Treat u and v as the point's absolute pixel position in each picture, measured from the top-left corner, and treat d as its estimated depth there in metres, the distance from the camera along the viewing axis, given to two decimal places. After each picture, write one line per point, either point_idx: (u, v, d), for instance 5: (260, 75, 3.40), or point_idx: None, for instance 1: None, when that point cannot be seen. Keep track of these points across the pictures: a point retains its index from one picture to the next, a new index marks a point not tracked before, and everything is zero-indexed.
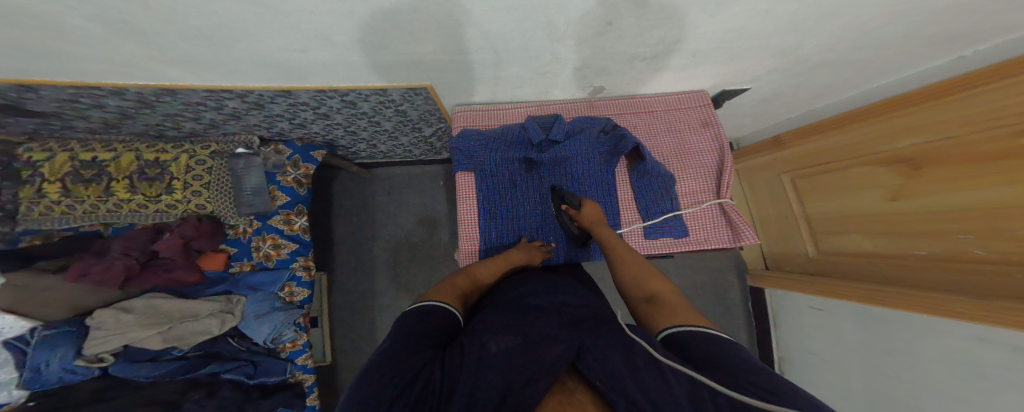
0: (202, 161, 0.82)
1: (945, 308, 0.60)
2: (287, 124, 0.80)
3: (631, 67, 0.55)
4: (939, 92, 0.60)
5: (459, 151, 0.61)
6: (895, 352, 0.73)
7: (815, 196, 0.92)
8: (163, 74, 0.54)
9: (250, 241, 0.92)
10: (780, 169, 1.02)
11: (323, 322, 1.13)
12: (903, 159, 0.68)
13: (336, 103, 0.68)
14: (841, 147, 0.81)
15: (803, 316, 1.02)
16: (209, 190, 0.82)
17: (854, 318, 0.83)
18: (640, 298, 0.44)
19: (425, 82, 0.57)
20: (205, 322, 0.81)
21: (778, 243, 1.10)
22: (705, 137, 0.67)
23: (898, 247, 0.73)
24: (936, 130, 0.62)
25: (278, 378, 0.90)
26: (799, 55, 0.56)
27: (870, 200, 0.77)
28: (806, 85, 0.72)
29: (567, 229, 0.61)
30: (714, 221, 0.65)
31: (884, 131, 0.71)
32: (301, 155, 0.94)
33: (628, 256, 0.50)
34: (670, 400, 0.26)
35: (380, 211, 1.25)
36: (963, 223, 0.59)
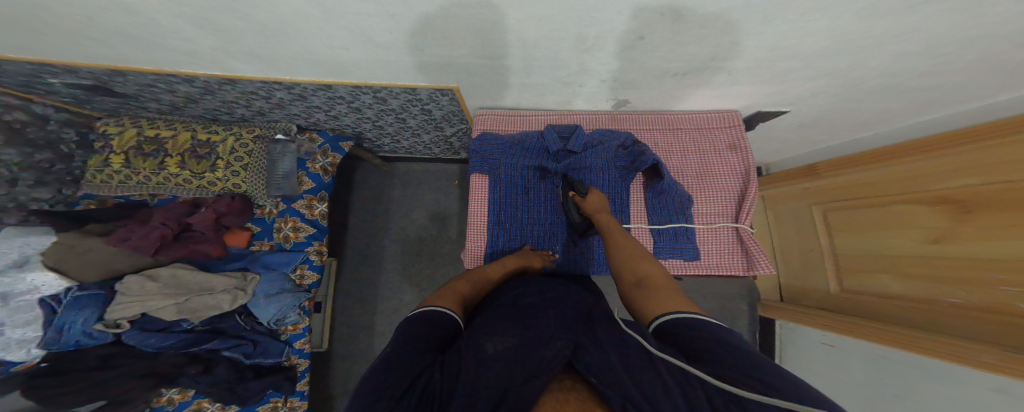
0: (245, 145, 0.88)
1: (968, 356, 0.56)
2: (324, 115, 0.86)
3: (660, 82, 0.55)
4: (991, 132, 0.56)
5: (476, 153, 0.64)
6: (899, 393, 0.69)
7: (846, 234, 0.86)
8: (227, 66, 0.60)
9: (273, 221, 0.97)
10: (812, 200, 0.96)
11: (325, 308, 1.12)
12: (950, 200, 0.63)
13: (369, 99, 0.72)
14: (884, 181, 0.76)
15: (814, 354, 0.95)
16: (247, 170, 0.88)
17: (866, 359, 0.78)
18: (631, 282, 0.43)
19: (452, 84, 0.60)
20: (218, 298, 0.84)
21: (799, 277, 1.03)
22: (729, 159, 0.65)
23: (934, 292, 0.67)
24: (989, 172, 0.57)
25: (274, 360, 0.91)
26: (856, 79, 0.55)
27: (908, 242, 0.71)
28: (843, 112, 0.70)
29: (570, 215, 0.60)
30: (728, 248, 0.63)
31: (935, 171, 0.66)
32: (331, 145, 0.99)
33: (623, 239, 0.49)
34: (666, 393, 0.25)
35: (396, 205, 1.28)
36: (1007, 274, 0.54)
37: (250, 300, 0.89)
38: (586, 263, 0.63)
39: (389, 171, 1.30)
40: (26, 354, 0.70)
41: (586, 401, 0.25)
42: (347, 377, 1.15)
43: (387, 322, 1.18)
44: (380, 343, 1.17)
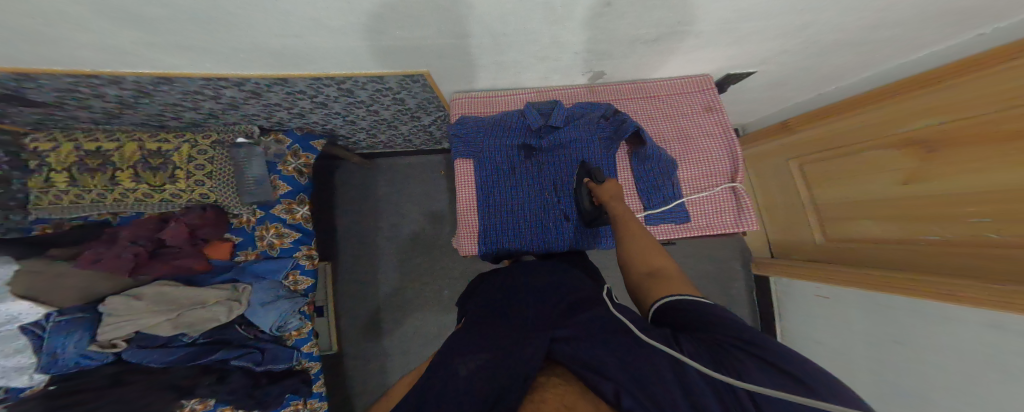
0: (203, 150, 0.81)
1: (966, 297, 0.59)
2: (286, 113, 0.80)
3: (632, 50, 0.53)
4: (972, 66, 0.57)
5: (457, 138, 0.62)
6: (901, 340, 0.72)
7: (823, 183, 0.91)
8: (155, 59, 0.51)
9: (254, 230, 0.93)
10: (789, 154, 0.99)
11: (328, 311, 1.16)
12: (918, 143, 0.67)
13: (333, 91, 0.67)
14: (854, 130, 0.80)
15: (805, 305, 1.00)
16: (212, 179, 0.81)
17: (858, 306, 0.82)
18: (641, 271, 0.43)
19: (422, 69, 0.56)
20: (213, 310, 0.82)
21: (784, 232, 1.08)
22: (708, 121, 0.65)
23: (909, 233, 0.72)
24: (951, 109, 0.61)
25: (285, 365, 0.92)
26: (810, 36, 0.54)
27: (882, 185, 0.75)
28: (813, 67, 0.69)
29: (581, 202, 0.60)
30: (722, 207, 0.64)
31: (906, 114, 0.69)
32: (300, 145, 0.95)
33: (637, 230, 0.48)
34: (658, 379, 0.24)
35: (382, 201, 1.26)
36: (980, 206, 0.58)
37: (247, 310, 0.88)
38: (581, 238, 0.62)
39: (371, 168, 1.27)
40: (28, 380, 0.67)
41: (574, 399, 0.25)
42: (363, 373, 1.17)
43: (392, 316, 1.20)
44: (389, 338, 1.18)
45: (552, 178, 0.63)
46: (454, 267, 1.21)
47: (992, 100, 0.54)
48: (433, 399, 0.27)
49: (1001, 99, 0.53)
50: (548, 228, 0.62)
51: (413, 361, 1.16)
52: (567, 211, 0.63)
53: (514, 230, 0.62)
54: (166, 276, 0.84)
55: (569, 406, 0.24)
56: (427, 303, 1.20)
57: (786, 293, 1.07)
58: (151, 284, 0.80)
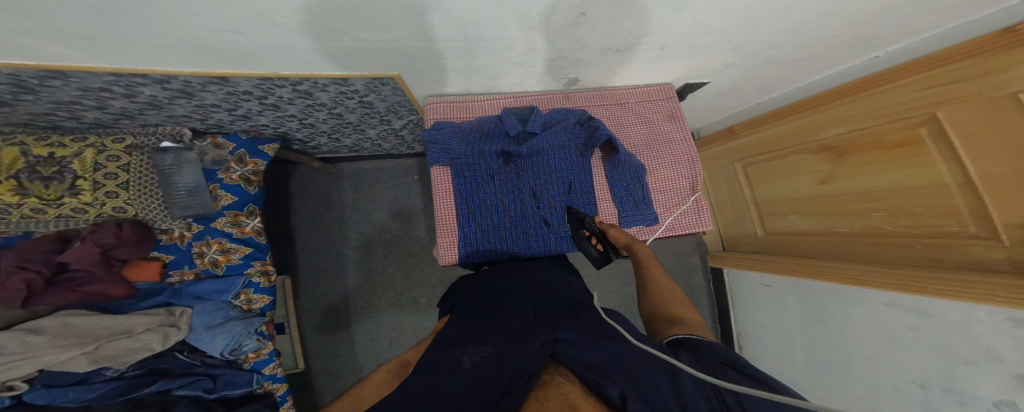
0: (115, 157, 0.67)
1: (863, 279, 0.71)
2: (227, 115, 0.71)
3: (603, 58, 0.55)
4: (868, 87, 0.68)
5: (433, 144, 0.60)
6: (824, 319, 0.85)
7: (761, 182, 1.02)
8: (34, 50, 0.40)
9: (189, 246, 0.80)
10: (734, 156, 1.10)
11: (291, 328, 1.08)
12: (831, 149, 0.78)
13: (286, 93, 0.61)
14: (782, 137, 0.90)
15: (752, 292, 1.13)
16: (128, 190, 0.68)
17: (793, 294, 0.95)
18: (661, 322, 0.43)
19: (392, 72, 0.54)
20: (144, 339, 0.73)
21: (732, 226, 1.21)
22: (673, 128, 0.70)
23: (824, 227, 0.84)
24: (858, 119, 0.71)
25: (243, 390, 0.84)
26: (756, 51, 0.60)
27: (805, 185, 0.87)
28: (755, 79, 0.77)
29: (588, 251, 0.61)
30: (687, 209, 0.69)
31: (819, 124, 0.79)
32: (246, 149, 0.84)
33: (662, 279, 0.50)
34: (656, 389, 0.26)
35: (348, 209, 1.19)
36: (877, 204, 0.70)
37: (189, 334, 0.80)
38: (560, 243, 0.64)
39: (333, 173, 1.19)
40: None
41: (577, 398, 0.25)
42: (336, 389, 1.11)
43: (364, 328, 1.14)
44: (363, 352, 1.13)
45: (530, 185, 0.64)
46: (431, 274, 1.18)
47: (888, 115, 0.64)
48: (436, 381, 0.30)
49: (897, 116, 0.62)
50: (527, 234, 0.63)
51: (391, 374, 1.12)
52: (546, 216, 0.64)
53: (496, 235, 0.62)
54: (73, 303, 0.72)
55: (575, 405, 0.23)
56: (404, 312, 1.16)
57: (736, 283, 1.20)
58: (52, 316, 0.69)
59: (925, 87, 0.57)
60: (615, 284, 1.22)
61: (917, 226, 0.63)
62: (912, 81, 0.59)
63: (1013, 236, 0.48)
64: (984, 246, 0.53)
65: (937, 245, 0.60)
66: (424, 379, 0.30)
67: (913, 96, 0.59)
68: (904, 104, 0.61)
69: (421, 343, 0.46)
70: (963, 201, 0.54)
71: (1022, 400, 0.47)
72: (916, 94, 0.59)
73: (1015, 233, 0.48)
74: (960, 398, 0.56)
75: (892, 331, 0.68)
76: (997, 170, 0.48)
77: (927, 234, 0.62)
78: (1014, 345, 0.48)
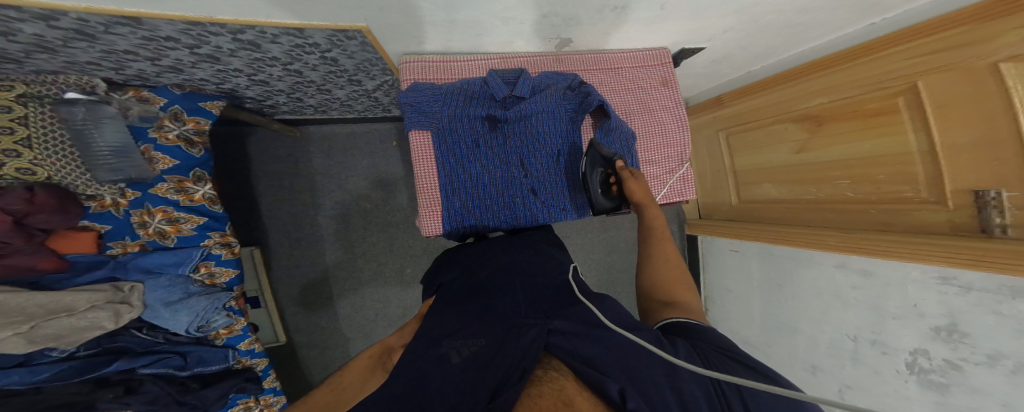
0: (5, 108, 0.53)
1: (821, 242, 0.79)
2: (149, 65, 0.59)
3: (600, 16, 0.50)
4: (852, 59, 0.70)
5: (410, 106, 0.55)
6: (783, 284, 0.96)
7: (741, 151, 1.07)
8: None
9: (128, 215, 0.71)
10: (720, 125, 1.14)
11: (265, 301, 1.04)
12: (812, 118, 0.81)
13: (227, 41, 0.51)
14: (768, 106, 0.93)
15: (723, 258, 1.23)
16: (32, 149, 0.57)
17: (757, 257, 1.05)
18: (661, 301, 0.46)
19: (360, 24, 0.46)
20: (91, 318, 0.65)
21: (709, 194, 1.28)
22: (665, 95, 0.70)
23: (793, 195, 0.91)
24: (837, 89, 0.74)
25: (219, 366, 0.84)
26: (754, 15, 0.58)
27: (782, 155, 0.92)
28: (748, 45, 0.76)
29: (597, 193, 0.61)
30: (673, 179, 0.72)
31: (804, 92, 0.81)
32: (183, 106, 0.72)
33: (671, 255, 0.51)
34: (654, 387, 0.27)
35: (320, 177, 1.10)
36: (845, 172, 0.76)
37: (143, 311, 0.73)
38: (546, 212, 0.64)
39: (299, 137, 1.08)
40: None
41: (571, 393, 0.26)
42: (321, 361, 1.12)
43: (348, 299, 1.13)
44: (349, 323, 1.13)
45: (517, 153, 0.62)
46: (415, 243, 1.15)
47: (873, 84, 0.66)
48: (424, 373, 0.31)
49: (881, 86, 0.64)
50: (515, 204, 0.62)
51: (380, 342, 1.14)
52: (535, 185, 0.63)
53: (482, 209, 0.61)
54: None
55: (570, 401, 0.25)
56: (388, 283, 1.15)
57: (709, 251, 1.30)
58: None
59: (912, 57, 0.58)
60: (595, 250, 1.28)
61: (876, 194, 0.70)
62: (900, 51, 0.60)
63: (959, 201, 0.55)
64: (931, 211, 0.60)
65: (893, 211, 0.67)
66: (410, 378, 0.30)
67: (902, 64, 0.60)
68: (889, 74, 0.63)
69: (404, 328, 0.48)
70: (922, 168, 0.60)
71: (933, 350, 0.60)
72: (901, 63, 0.60)
73: (961, 196, 0.55)
74: (883, 349, 0.69)
75: (839, 291, 0.78)
76: (960, 139, 0.53)
77: (885, 200, 0.69)
78: (938, 301, 0.58)
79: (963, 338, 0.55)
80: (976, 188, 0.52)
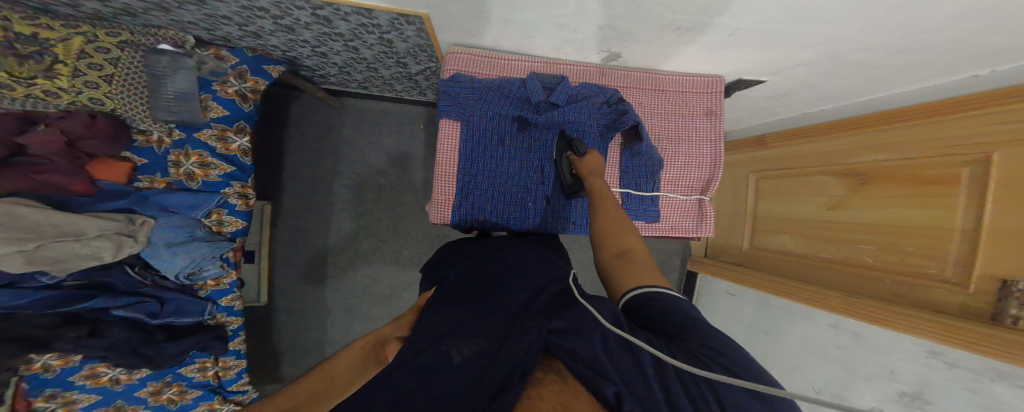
0: (105, 49, 0.61)
1: (828, 301, 0.73)
2: (237, 30, 0.67)
3: (660, 35, 0.52)
4: (913, 116, 0.64)
5: (446, 94, 0.59)
6: (769, 332, 0.92)
7: (770, 197, 1.02)
8: None
9: (166, 153, 0.77)
10: (755, 166, 1.09)
11: (258, 257, 1.07)
12: (859, 175, 0.76)
13: (305, 15, 0.58)
14: (812, 154, 0.88)
15: (720, 301, 1.15)
16: (111, 83, 0.63)
17: (753, 304, 0.99)
18: (611, 250, 0.45)
19: (421, 11, 0.52)
20: (95, 246, 0.64)
21: (723, 235, 1.21)
22: (706, 125, 0.73)
23: (813, 250, 0.85)
24: (902, 148, 0.68)
25: (193, 319, 0.83)
26: (838, 51, 0.52)
27: (815, 209, 0.85)
28: (795, 93, 0.76)
29: (562, 176, 0.61)
30: (689, 212, 0.76)
31: (855, 146, 0.78)
32: (250, 67, 0.79)
33: (615, 211, 0.50)
34: (641, 385, 0.25)
35: (346, 146, 1.15)
36: (874, 236, 0.71)
37: (144, 249, 0.72)
38: (553, 222, 0.65)
39: (337, 106, 1.14)
40: None
41: (571, 394, 0.25)
42: (297, 328, 1.15)
43: (338, 267, 1.15)
44: (333, 295, 1.15)
45: (540, 159, 0.64)
46: (420, 228, 1.16)
47: (937, 148, 0.61)
48: (423, 374, 0.30)
49: (948, 151, 0.59)
50: (525, 209, 0.64)
51: (359, 320, 1.16)
52: (548, 194, 0.65)
53: (491, 204, 0.62)
54: (24, 193, 0.63)
55: (566, 404, 0.23)
56: (383, 261, 1.16)
57: (705, 290, 1.23)
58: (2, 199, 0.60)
59: (996, 122, 0.51)
60: (596, 273, 1.23)
61: (897, 263, 0.66)
62: (988, 111, 0.52)
63: (983, 286, 0.52)
64: (948, 290, 0.56)
65: (907, 283, 0.63)
66: (410, 379, 0.29)
67: (978, 130, 0.54)
68: (959, 141, 0.57)
69: (400, 321, 0.44)
70: (954, 248, 0.56)
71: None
72: (980, 128, 0.54)
73: (986, 283, 0.51)
74: (842, 403, 0.69)
75: (821, 347, 0.76)
76: (1012, 221, 0.48)
77: (903, 272, 0.64)
78: (914, 370, 0.56)
79: (925, 405, 0.54)
80: (1004, 277, 0.49)
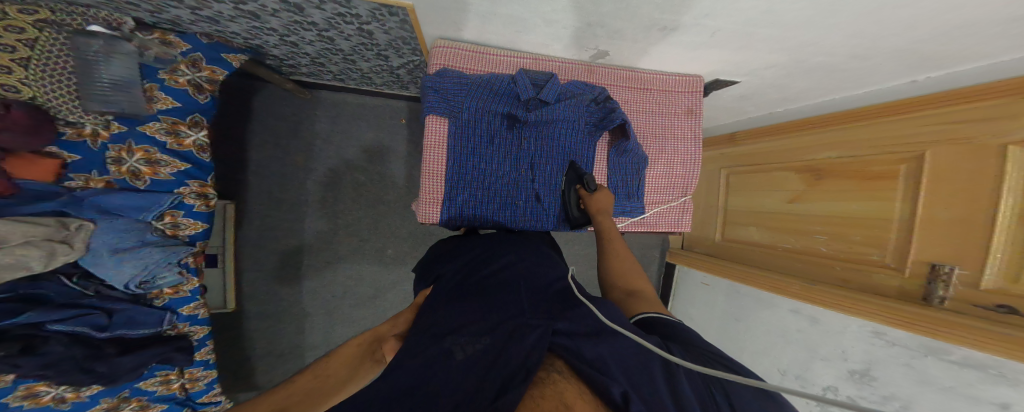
0: (18, 29, 0.54)
1: (786, 288, 0.81)
2: (189, 13, 0.60)
3: (646, 35, 0.54)
4: (866, 115, 0.70)
5: (434, 90, 0.56)
6: (740, 319, 0.99)
7: (737, 191, 1.09)
8: None
9: (104, 149, 0.67)
10: (725, 163, 1.16)
11: (223, 262, 0.98)
12: (814, 171, 0.83)
13: (274, 2, 0.53)
14: (774, 151, 0.96)
15: (694, 290, 1.24)
16: (27, 68, 0.55)
17: (724, 291, 1.07)
18: (621, 292, 0.50)
19: (406, 3, 0.49)
20: (18, 254, 0.57)
21: (696, 227, 1.29)
22: (686, 123, 0.76)
23: (773, 240, 0.93)
24: (850, 146, 0.74)
25: (148, 330, 0.75)
26: (804, 55, 0.56)
27: (777, 202, 0.93)
28: (763, 93, 0.81)
29: (569, 210, 0.66)
30: (672, 208, 0.80)
31: (813, 144, 0.83)
32: (205, 55, 0.71)
33: (622, 251, 0.54)
34: (648, 388, 0.27)
35: (320, 142, 1.08)
36: (827, 228, 0.77)
37: (83, 255, 0.66)
38: (547, 220, 0.68)
39: (309, 99, 1.07)
40: None
41: (573, 394, 0.26)
42: (270, 335, 1.09)
43: (316, 270, 1.10)
44: (311, 299, 1.10)
45: (528, 156, 0.64)
46: (402, 227, 1.13)
47: (881, 147, 0.67)
48: (425, 369, 0.29)
49: (890, 148, 0.65)
50: (516, 206, 0.65)
51: (340, 323, 1.12)
52: (539, 191, 0.66)
53: (482, 204, 0.62)
54: None
55: (570, 405, 0.24)
56: (364, 262, 1.12)
57: (682, 280, 1.32)
58: None
59: (931, 123, 0.58)
60: (579, 265, 1.27)
61: (846, 251, 0.73)
62: (927, 113, 0.59)
63: (918, 270, 0.59)
64: (887, 274, 0.64)
65: (851, 268, 0.72)
66: (413, 372, 0.29)
67: (915, 129, 0.61)
68: (900, 139, 0.64)
69: (397, 318, 0.43)
70: (894, 237, 0.63)
71: (845, 388, 0.66)
72: (917, 129, 0.60)
73: (919, 267, 0.59)
74: (803, 382, 0.76)
75: (784, 331, 0.83)
76: (942, 214, 0.55)
77: (850, 258, 0.72)
78: (866, 349, 0.64)
79: (871, 381, 0.62)
80: (933, 261, 0.57)
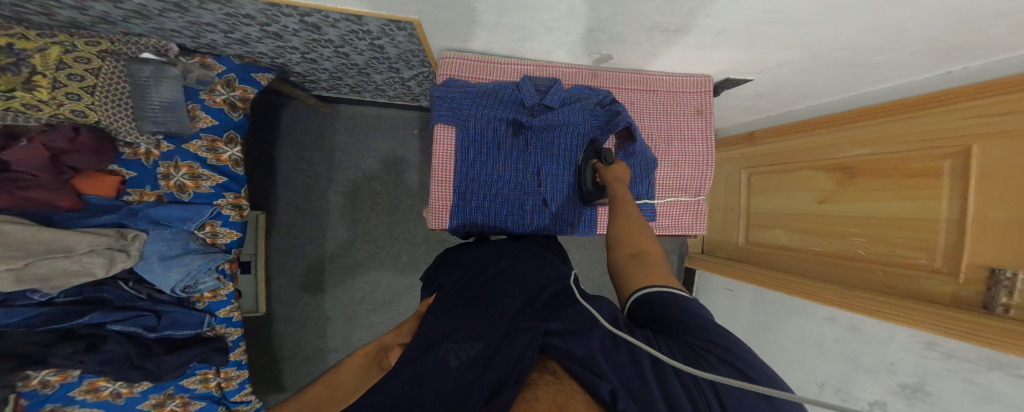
0: (85, 59, 0.59)
1: (818, 294, 0.76)
2: (223, 37, 0.66)
3: (648, 37, 0.53)
4: (903, 108, 0.65)
5: (441, 100, 0.58)
6: (768, 326, 0.95)
7: (759, 192, 1.04)
8: None
9: (155, 166, 0.75)
10: (745, 163, 1.11)
11: (255, 268, 1.06)
12: (846, 169, 0.77)
13: (293, 22, 0.57)
14: (798, 150, 0.91)
15: (719, 297, 1.18)
16: (94, 96, 0.61)
17: (751, 298, 1.02)
18: (626, 251, 0.47)
19: (412, 17, 0.51)
20: (86, 262, 0.64)
21: (716, 231, 1.24)
22: (698, 123, 0.74)
23: (802, 243, 0.88)
24: (885, 142, 0.69)
25: (189, 331, 0.81)
26: (821, 50, 0.54)
27: (805, 203, 0.87)
28: (783, 90, 0.77)
29: (584, 181, 0.64)
30: (688, 211, 0.78)
31: (843, 141, 0.78)
32: (237, 75, 0.77)
33: (634, 215, 0.52)
34: (641, 385, 0.26)
35: (339, 152, 1.14)
36: (864, 228, 0.72)
37: (137, 262, 0.72)
38: (553, 222, 0.67)
39: (329, 112, 1.13)
40: None
41: (564, 392, 0.26)
42: (295, 337, 1.14)
43: (337, 275, 1.14)
44: (331, 303, 1.15)
45: (535, 160, 0.65)
46: (417, 232, 1.16)
47: (926, 141, 0.61)
48: (423, 381, 0.29)
49: (934, 144, 0.59)
50: (523, 211, 0.65)
51: (359, 326, 1.16)
52: (547, 195, 0.66)
53: (490, 210, 0.63)
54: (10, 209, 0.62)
55: (562, 404, 0.23)
56: (381, 267, 1.15)
57: (705, 287, 1.26)
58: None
59: (976, 114, 0.52)
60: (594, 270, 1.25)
61: (890, 254, 0.67)
62: (967, 106, 0.54)
63: (973, 275, 0.53)
64: (939, 280, 0.58)
65: (897, 273, 0.66)
66: (411, 378, 0.29)
67: (959, 122, 0.55)
68: (938, 132, 0.59)
69: (402, 327, 0.45)
70: (945, 238, 0.57)
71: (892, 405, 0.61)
72: (961, 121, 0.55)
73: (974, 271, 0.53)
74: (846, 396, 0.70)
75: (821, 341, 0.78)
76: (996, 216, 0.49)
77: (896, 263, 0.66)
78: (915, 361, 0.58)
79: (924, 397, 0.56)
80: (992, 265, 0.50)
